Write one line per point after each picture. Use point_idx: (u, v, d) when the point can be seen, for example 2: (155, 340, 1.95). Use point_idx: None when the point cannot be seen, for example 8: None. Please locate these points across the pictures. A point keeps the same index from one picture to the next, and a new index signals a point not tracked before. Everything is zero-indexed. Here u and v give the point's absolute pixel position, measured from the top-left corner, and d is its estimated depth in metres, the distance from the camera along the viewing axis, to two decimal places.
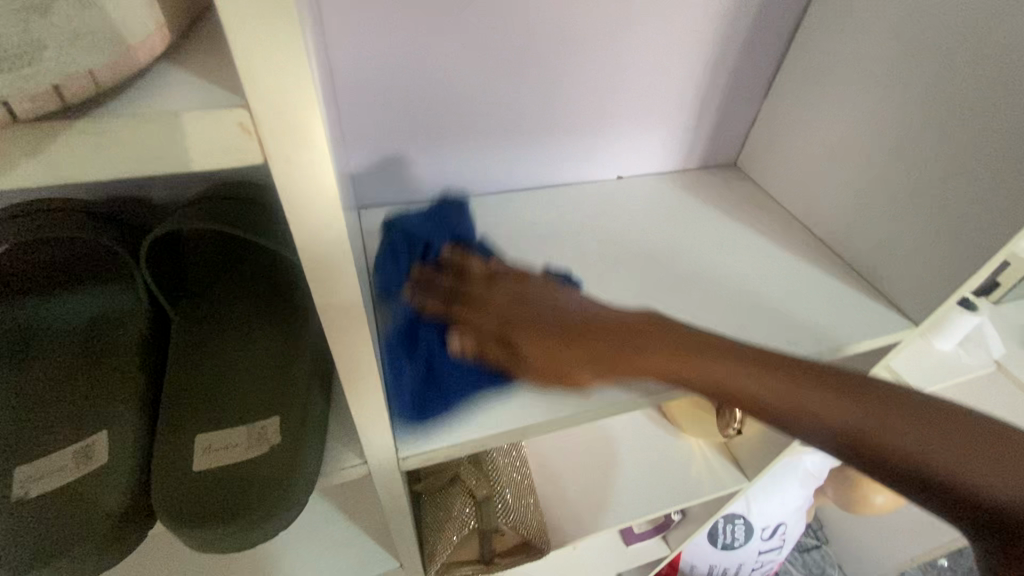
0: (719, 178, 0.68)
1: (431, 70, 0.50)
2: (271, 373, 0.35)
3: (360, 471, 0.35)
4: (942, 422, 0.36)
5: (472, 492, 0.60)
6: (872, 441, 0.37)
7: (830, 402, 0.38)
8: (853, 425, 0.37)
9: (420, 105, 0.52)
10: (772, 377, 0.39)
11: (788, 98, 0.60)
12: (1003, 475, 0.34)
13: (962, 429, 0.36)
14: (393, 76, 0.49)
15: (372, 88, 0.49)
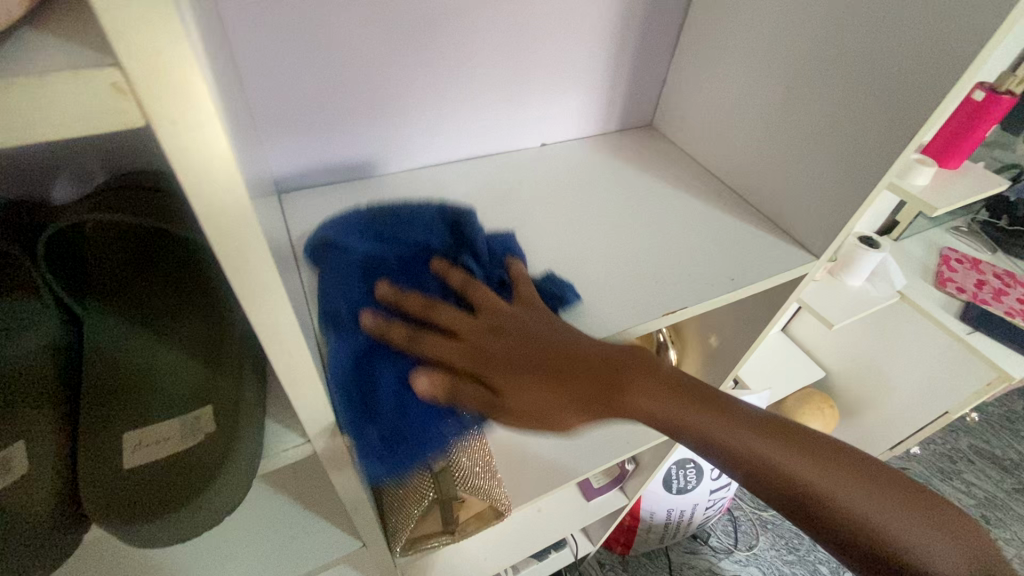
0: (636, 139, 0.71)
1: (342, 46, 0.48)
2: (199, 362, 0.35)
3: (304, 449, 0.35)
4: (875, 477, 0.44)
5: (428, 464, 0.61)
6: (806, 487, 0.43)
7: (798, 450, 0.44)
8: (749, 448, 0.44)
9: (334, 82, 0.50)
10: (683, 403, 0.44)
11: (692, 57, 0.64)
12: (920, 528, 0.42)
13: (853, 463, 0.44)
14: (301, 53, 0.47)
15: (277, 70, 0.47)
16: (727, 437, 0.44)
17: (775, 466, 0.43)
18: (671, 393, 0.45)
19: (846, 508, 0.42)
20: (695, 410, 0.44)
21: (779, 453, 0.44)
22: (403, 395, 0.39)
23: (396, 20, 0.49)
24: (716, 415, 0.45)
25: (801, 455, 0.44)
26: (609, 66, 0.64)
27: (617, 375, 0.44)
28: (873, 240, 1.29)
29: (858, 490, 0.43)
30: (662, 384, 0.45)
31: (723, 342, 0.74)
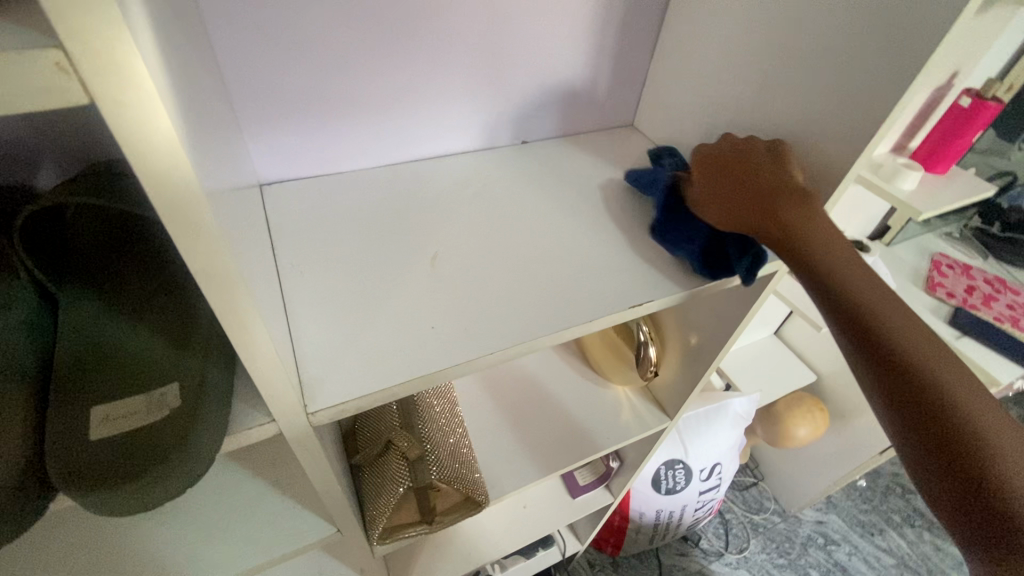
0: (617, 138, 0.72)
1: (323, 42, 0.50)
2: (169, 343, 0.36)
3: (269, 429, 0.37)
4: (935, 370, 0.40)
5: (405, 454, 0.62)
6: (884, 324, 0.42)
7: (869, 280, 0.44)
8: (889, 296, 0.43)
9: (316, 79, 0.52)
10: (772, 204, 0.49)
11: (669, 60, 0.66)
12: (1013, 447, 0.38)
13: (978, 391, 0.40)
14: (281, 47, 0.49)
15: (257, 64, 0.49)
16: (851, 263, 0.45)
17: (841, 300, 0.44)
18: (837, 238, 0.46)
19: (934, 386, 0.40)
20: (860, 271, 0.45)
21: (866, 293, 0.43)
22: (368, 378, 0.40)
23: (374, 17, 0.50)
24: (839, 239, 0.46)
25: (897, 314, 0.42)
26: (588, 66, 0.66)
27: (772, 198, 0.49)
28: (862, 243, 1.29)
29: (910, 344, 0.41)
30: (766, 191, 0.49)
31: (702, 339, 0.75)
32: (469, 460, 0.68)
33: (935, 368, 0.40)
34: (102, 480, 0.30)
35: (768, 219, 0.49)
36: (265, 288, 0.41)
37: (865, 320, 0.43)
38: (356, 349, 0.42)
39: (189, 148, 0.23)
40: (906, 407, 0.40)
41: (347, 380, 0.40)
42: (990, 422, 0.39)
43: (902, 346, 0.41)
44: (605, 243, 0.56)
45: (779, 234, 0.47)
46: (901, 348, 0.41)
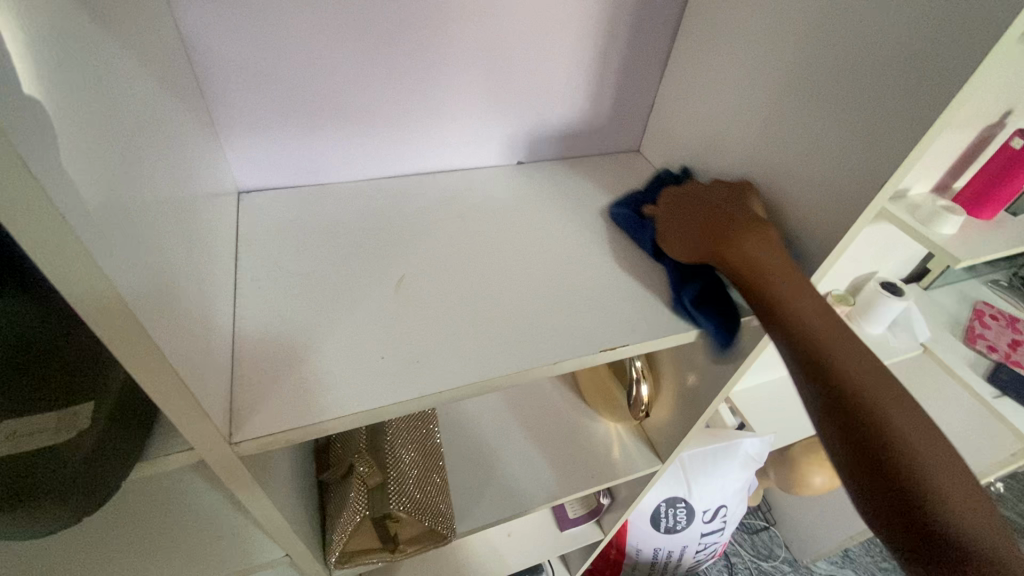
0: (620, 163, 0.69)
1: (304, 51, 0.49)
2: (89, 354, 0.34)
3: (189, 455, 0.35)
4: (904, 402, 0.39)
5: (366, 480, 0.60)
6: (841, 373, 0.40)
7: (832, 323, 0.42)
8: (824, 343, 0.41)
9: (296, 88, 0.51)
10: (729, 255, 0.47)
11: (677, 86, 0.62)
12: (945, 482, 0.37)
13: (920, 419, 0.39)
14: (261, 55, 0.48)
15: (233, 70, 0.48)
16: (804, 313, 0.42)
17: (807, 330, 0.42)
18: (781, 278, 0.44)
19: (885, 419, 0.38)
20: (819, 316, 0.42)
21: (832, 342, 0.41)
22: (304, 409, 0.38)
23: (357, 28, 0.49)
24: (799, 286, 0.44)
25: (864, 368, 0.40)
26: (590, 88, 0.63)
27: (727, 255, 0.47)
28: (895, 286, 1.21)
29: (872, 379, 0.39)
30: (727, 243, 0.48)
31: (697, 382, 0.70)
32: (436, 489, 0.66)
33: (904, 403, 0.39)
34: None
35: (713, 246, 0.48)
36: (211, 302, 0.40)
37: (812, 349, 0.41)
38: (298, 375, 0.40)
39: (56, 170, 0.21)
40: (873, 476, 0.38)
41: (282, 410, 0.38)
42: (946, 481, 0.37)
43: (874, 374, 0.40)
44: (587, 278, 0.53)
45: (744, 281, 0.46)
46: (866, 384, 0.39)
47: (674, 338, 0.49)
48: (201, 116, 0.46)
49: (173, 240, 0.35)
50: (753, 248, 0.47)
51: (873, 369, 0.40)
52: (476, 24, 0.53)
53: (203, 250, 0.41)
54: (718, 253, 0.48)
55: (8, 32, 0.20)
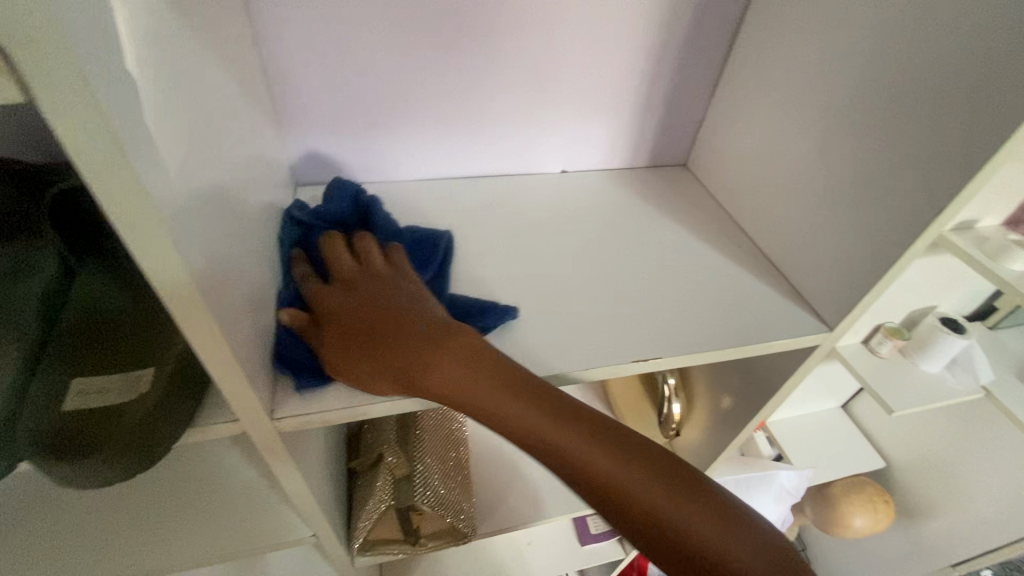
0: (666, 177, 0.68)
1: (363, 53, 0.52)
2: (158, 328, 0.37)
3: (233, 426, 0.37)
4: (652, 467, 0.33)
5: (393, 470, 0.61)
6: (678, 534, 0.31)
7: (698, 504, 0.32)
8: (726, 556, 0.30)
9: (354, 90, 0.54)
10: (520, 403, 0.36)
11: (729, 102, 0.61)
12: None
13: (699, 496, 0.32)
14: (323, 56, 0.51)
15: (300, 70, 0.51)
16: (599, 464, 0.34)
17: (605, 475, 0.33)
18: (569, 454, 0.35)
19: (652, 522, 0.32)
20: (619, 462, 0.33)
21: (686, 511, 0.31)
22: (342, 393, 0.40)
23: (415, 34, 0.51)
24: (580, 420, 0.35)
25: (625, 466, 0.33)
26: (640, 101, 0.63)
27: (485, 379, 0.37)
28: (955, 323, 1.14)
29: (599, 459, 0.34)
30: (546, 390, 0.37)
31: (732, 405, 0.68)
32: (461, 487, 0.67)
33: (666, 478, 0.33)
34: (50, 451, 0.31)
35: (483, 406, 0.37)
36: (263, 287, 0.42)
37: (598, 489, 0.33)
38: None
39: (145, 154, 0.24)
40: None
41: (321, 391, 0.40)
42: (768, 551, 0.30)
43: (592, 449, 0.34)
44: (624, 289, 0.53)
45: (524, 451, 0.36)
46: (574, 467, 0.34)
47: (682, 357, 0.47)
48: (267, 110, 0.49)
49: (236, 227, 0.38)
50: (455, 372, 0.37)
51: (669, 470, 0.33)
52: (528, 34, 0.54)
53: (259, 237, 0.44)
54: (488, 416, 0.37)
55: (108, 24, 0.22)
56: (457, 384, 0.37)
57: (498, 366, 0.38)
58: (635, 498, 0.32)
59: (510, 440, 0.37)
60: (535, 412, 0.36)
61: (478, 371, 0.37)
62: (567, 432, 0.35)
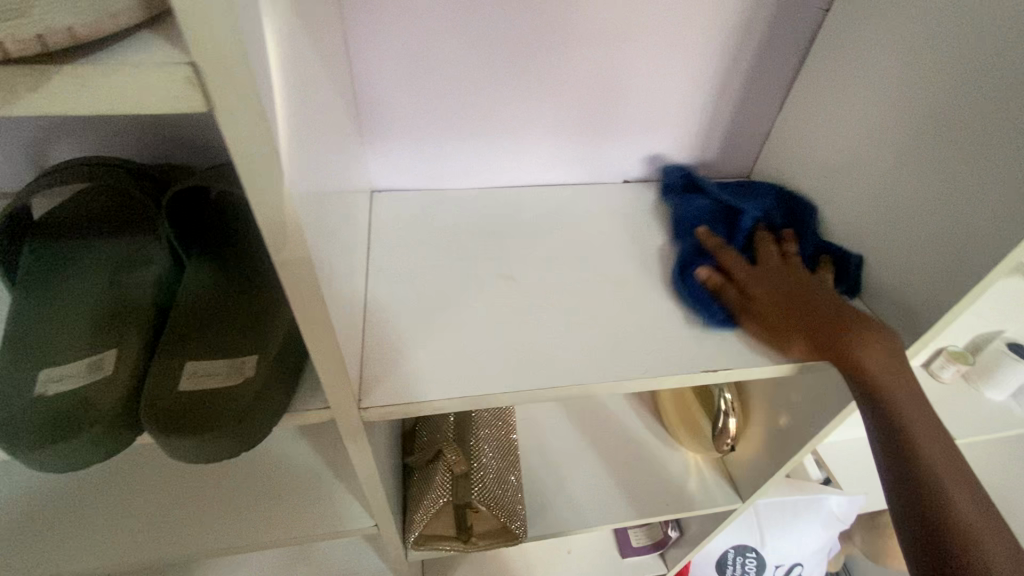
0: (728, 190, 0.68)
1: (442, 65, 0.54)
2: (259, 319, 0.40)
3: (324, 414, 0.39)
4: (925, 406, 0.42)
5: (452, 468, 0.63)
6: (883, 387, 0.42)
7: (905, 383, 0.42)
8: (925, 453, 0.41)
9: (430, 100, 0.56)
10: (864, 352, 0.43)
11: (799, 116, 0.61)
12: (952, 472, 0.40)
13: (921, 409, 0.42)
14: (405, 67, 0.53)
15: (382, 81, 0.54)
16: (869, 362, 0.43)
17: (892, 414, 0.42)
18: (860, 361, 0.43)
19: (887, 409, 0.42)
20: (870, 354, 0.43)
21: (899, 388, 0.42)
22: (422, 387, 0.42)
23: (492, 47, 0.53)
24: (879, 342, 0.44)
25: (899, 383, 0.42)
26: (707, 113, 0.63)
27: (851, 324, 0.44)
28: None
29: (907, 402, 0.42)
30: (804, 289, 0.47)
31: (791, 421, 0.67)
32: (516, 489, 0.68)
33: (923, 409, 0.42)
34: (166, 425, 0.34)
35: (846, 366, 0.43)
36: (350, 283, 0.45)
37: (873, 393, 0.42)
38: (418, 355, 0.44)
39: (288, 157, 0.26)
40: (897, 475, 0.42)
41: (403, 384, 0.42)
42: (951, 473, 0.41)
43: (910, 400, 0.42)
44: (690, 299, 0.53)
45: (862, 384, 0.43)
46: (902, 412, 0.42)
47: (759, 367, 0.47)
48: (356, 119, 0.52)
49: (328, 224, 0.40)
50: (825, 293, 0.47)
51: (904, 381, 0.42)
52: (602, 48, 0.55)
53: (346, 237, 0.46)
54: (846, 364, 0.43)
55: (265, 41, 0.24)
56: (773, 303, 0.47)
57: (802, 303, 0.47)
58: (890, 397, 0.42)
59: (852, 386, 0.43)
60: (826, 313, 0.45)
61: (790, 293, 0.47)
62: (847, 344, 0.43)
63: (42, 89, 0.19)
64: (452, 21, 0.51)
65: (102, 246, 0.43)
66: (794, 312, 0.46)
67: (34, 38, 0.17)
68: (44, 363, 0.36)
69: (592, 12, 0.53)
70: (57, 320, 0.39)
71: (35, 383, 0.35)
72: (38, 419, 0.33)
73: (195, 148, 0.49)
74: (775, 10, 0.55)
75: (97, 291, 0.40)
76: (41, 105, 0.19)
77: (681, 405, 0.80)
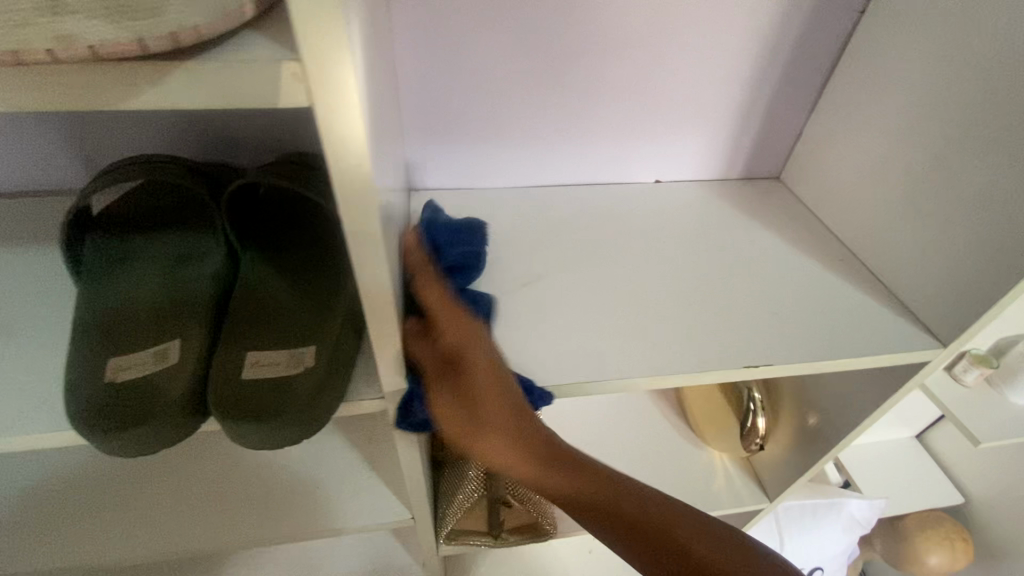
0: (758, 189, 0.68)
1: (481, 65, 0.55)
2: (314, 310, 0.41)
3: (378, 404, 0.40)
4: (597, 485, 0.42)
5: (485, 462, 0.64)
6: (653, 527, 0.41)
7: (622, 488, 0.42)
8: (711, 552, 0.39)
9: (468, 99, 0.58)
10: (553, 474, 0.41)
11: (830, 116, 0.61)
12: (741, 570, 0.39)
13: (693, 516, 0.41)
14: (444, 67, 0.55)
15: (424, 80, 0.56)
16: (556, 484, 0.42)
17: (601, 501, 0.42)
18: (627, 504, 0.42)
19: (591, 499, 0.42)
20: (631, 501, 0.42)
21: (679, 523, 0.41)
22: None
23: (529, 46, 0.55)
24: (627, 493, 0.42)
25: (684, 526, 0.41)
26: (738, 114, 0.63)
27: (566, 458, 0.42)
28: None
29: (625, 500, 0.42)
30: (559, 459, 0.41)
31: (821, 421, 0.67)
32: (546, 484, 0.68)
33: (594, 480, 0.42)
34: (232, 412, 0.35)
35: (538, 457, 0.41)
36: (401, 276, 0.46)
37: (609, 516, 0.42)
38: None
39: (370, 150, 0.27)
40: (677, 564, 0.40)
41: None
42: (699, 536, 0.40)
43: (571, 477, 0.42)
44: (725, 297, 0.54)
45: (568, 493, 0.42)
46: (621, 503, 0.42)
47: (792, 364, 0.49)
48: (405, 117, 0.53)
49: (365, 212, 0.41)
50: (548, 477, 0.42)
51: (581, 466, 0.42)
52: (638, 48, 0.56)
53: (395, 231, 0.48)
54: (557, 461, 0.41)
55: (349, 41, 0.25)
56: (507, 461, 0.40)
57: (539, 465, 0.41)
58: (616, 501, 0.42)
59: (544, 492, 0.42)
60: (599, 530, 0.42)
61: (521, 443, 0.40)
62: (556, 468, 0.41)
63: (164, 84, 0.20)
64: (492, 21, 0.53)
65: (160, 241, 0.45)
66: (532, 444, 0.40)
67: (168, 35, 0.18)
68: (112, 351, 0.38)
69: (627, 13, 0.54)
70: (122, 311, 0.40)
71: (105, 371, 0.37)
72: (111, 404, 0.35)
73: (246, 146, 0.50)
74: (811, 12, 0.56)
75: (158, 283, 0.42)
76: (160, 99, 0.21)
77: (708, 404, 0.81)
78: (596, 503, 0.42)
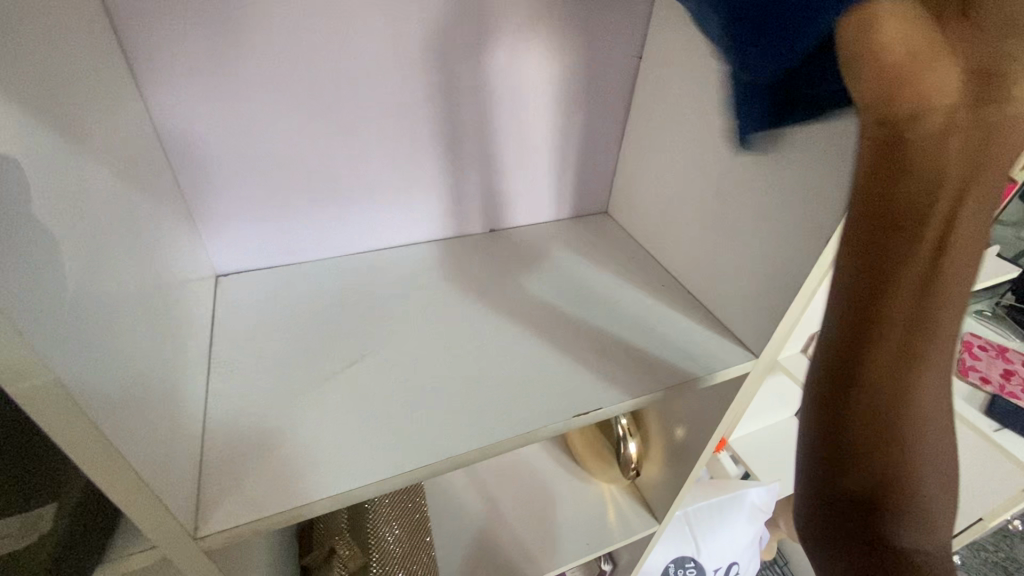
0: (589, 227, 0.70)
1: (260, 149, 0.51)
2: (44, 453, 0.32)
3: (151, 552, 0.35)
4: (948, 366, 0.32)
5: (347, 565, 0.58)
6: (889, 407, 0.32)
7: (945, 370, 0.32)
8: (926, 445, 0.33)
9: (257, 175, 0.52)
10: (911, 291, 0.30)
11: (634, 150, 0.65)
12: (933, 440, 0.33)
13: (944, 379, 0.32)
14: (218, 155, 0.50)
15: (201, 172, 0.50)
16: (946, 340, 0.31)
17: (863, 360, 0.31)
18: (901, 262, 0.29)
19: (903, 385, 0.32)
20: (957, 278, 0.30)
21: (905, 408, 0.32)
22: (275, 496, 0.38)
23: (332, 107, 0.51)
24: (943, 360, 0.32)
25: (939, 400, 0.33)
26: (554, 159, 0.65)
27: (915, 226, 0.28)
28: None
29: (936, 371, 0.32)
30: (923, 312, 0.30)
31: (683, 435, 0.67)
32: (417, 555, 0.66)
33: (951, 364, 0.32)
34: None
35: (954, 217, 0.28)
36: (166, 388, 0.37)
37: (910, 366, 0.31)
38: (264, 458, 0.40)
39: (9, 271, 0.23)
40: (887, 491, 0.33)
41: (248, 493, 0.38)
42: (937, 441, 0.34)
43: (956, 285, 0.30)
44: (557, 342, 0.53)
45: (857, 311, 0.31)
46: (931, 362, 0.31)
47: (622, 404, 0.48)
48: (194, 174, 0.50)
49: (122, 292, 0.33)
50: (950, 192, 0.28)
51: (928, 315, 0.30)
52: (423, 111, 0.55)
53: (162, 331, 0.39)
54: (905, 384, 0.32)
55: None
56: (881, 85, 0.28)
57: (908, 171, 0.28)
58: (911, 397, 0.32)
59: (857, 364, 0.32)
60: (856, 295, 0.31)
61: (938, 189, 0.28)
62: (920, 310, 0.30)
63: None
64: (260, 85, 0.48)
65: None
66: (950, 246, 0.29)
67: None
68: None
69: (435, 76, 0.53)
70: None
71: None
72: None
73: None
74: (597, 62, 0.59)
75: None
76: None
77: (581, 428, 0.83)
78: (903, 373, 0.31)
